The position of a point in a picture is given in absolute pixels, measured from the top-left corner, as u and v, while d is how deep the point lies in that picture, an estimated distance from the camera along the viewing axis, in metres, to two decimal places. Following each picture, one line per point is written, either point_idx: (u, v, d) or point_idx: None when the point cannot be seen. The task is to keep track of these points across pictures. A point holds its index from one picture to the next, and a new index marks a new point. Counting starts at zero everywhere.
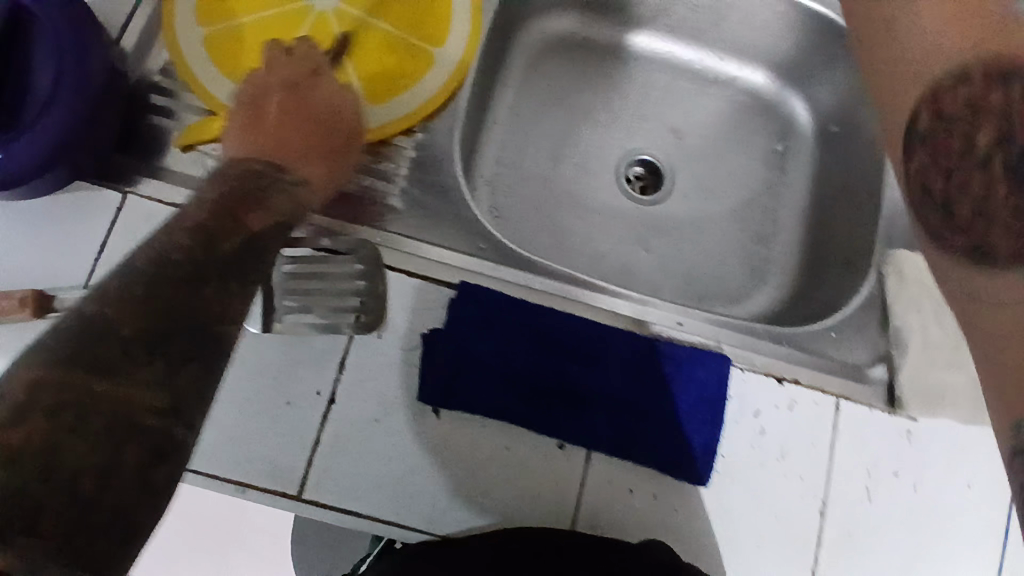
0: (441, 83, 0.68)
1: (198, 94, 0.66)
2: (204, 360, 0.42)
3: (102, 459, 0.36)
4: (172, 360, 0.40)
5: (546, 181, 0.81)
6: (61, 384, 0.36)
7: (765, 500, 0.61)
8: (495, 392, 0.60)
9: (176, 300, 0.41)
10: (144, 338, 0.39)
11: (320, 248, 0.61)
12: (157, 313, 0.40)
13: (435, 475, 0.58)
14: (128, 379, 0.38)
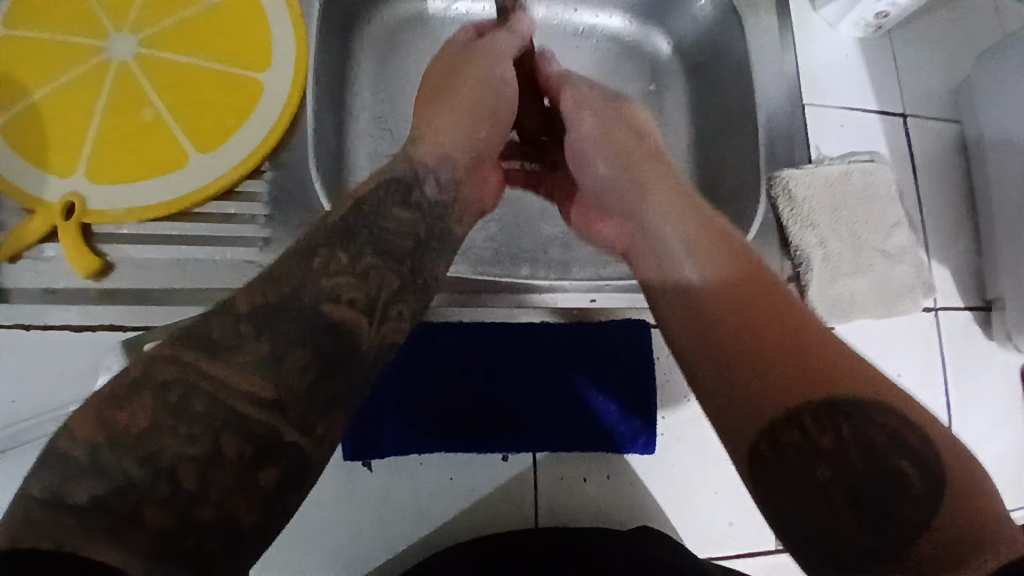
0: (279, 109, 0.61)
1: (3, 192, 0.57)
2: (255, 473, 0.35)
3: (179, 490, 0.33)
4: (247, 456, 0.35)
5: None
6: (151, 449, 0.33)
7: (711, 447, 0.63)
8: (421, 426, 0.57)
9: (220, 423, 0.35)
10: (225, 428, 0.34)
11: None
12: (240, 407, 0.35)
13: (385, 526, 0.56)
14: (205, 468, 0.33)
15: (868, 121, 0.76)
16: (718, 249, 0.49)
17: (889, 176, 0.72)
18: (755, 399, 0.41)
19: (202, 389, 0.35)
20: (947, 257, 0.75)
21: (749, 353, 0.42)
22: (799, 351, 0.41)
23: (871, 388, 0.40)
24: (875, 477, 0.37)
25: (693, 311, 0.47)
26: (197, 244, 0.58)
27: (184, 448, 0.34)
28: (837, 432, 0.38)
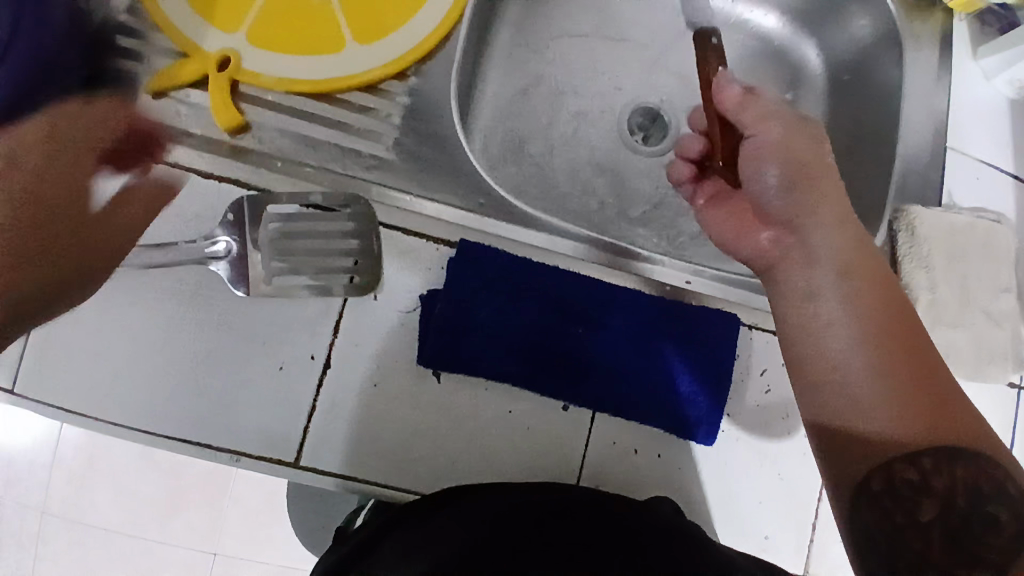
0: (436, 20, 0.62)
1: (167, 34, 0.60)
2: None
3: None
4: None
5: (546, 127, 0.75)
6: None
7: (768, 458, 0.61)
8: (497, 354, 0.58)
9: None
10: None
11: (311, 204, 0.56)
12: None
13: (439, 440, 0.57)
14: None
15: (1004, 181, 0.73)
16: (859, 300, 0.53)
17: (1010, 241, 0.70)
18: (880, 450, 0.49)
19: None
20: None
21: (877, 416, 0.49)
22: (920, 417, 0.48)
23: (979, 444, 0.48)
24: (973, 521, 0.47)
25: (824, 362, 0.52)
26: (333, 128, 0.60)
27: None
28: (941, 485, 0.48)
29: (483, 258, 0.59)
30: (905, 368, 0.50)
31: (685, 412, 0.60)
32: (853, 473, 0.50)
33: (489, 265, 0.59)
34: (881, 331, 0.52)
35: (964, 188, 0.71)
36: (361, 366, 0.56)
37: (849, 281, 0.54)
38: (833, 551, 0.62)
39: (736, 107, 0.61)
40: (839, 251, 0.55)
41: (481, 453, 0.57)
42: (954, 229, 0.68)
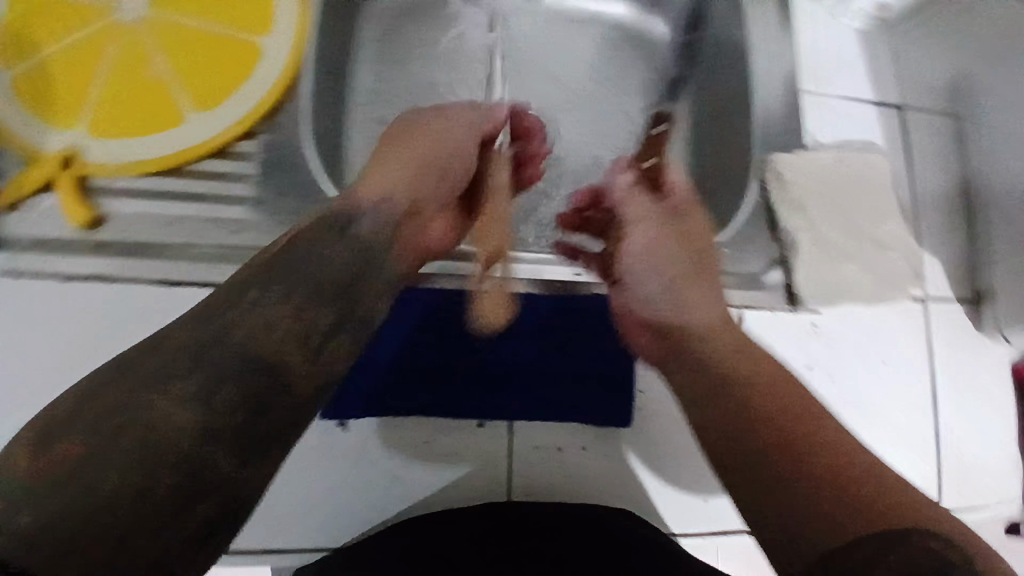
0: (274, 75, 0.63)
1: (6, 145, 0.59)
2: (178, 512, 0.31)
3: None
4: (183, 490, 0.31)
5: None
6: (70, 480, 0.29)
7: (689, 426, 0.63)
8: (400, 388, 0.58)
9: None
10: (158, 455, 0.31)
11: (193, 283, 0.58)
12: (181, 430, 0.32)
13: (360, 485, 0.57)
14: (141, 496, 0.30)
15: (866, 110, 0.75)
16: (769, 392, 0.47)
17: (882, 165, 0.72)
18: (811, 529, 0.38)
19: (144, 423, 0.32)
20: (942, 248, 0.74)
21: (781, 448, 0.43)
22: (846, 466, 0.40)
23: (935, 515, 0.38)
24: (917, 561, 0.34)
25: (754, 408, 0.46)
26: (191, 200, 0.60)
27: (176, 414, 0.32)
28: (889, 549, 0.35)
29: None
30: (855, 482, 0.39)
31: (597, 401, 0.61)
32: (772, 506, 0.41)
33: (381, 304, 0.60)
34: (789, 436, 0.43)
35: (827, 126, 0.73)
36: None
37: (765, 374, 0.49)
38: None
39: (623, 199, 0.60)
40: (724, 352, 0.52)
41: (404, 486, 0.58)
42: (822, 169, 0.70)
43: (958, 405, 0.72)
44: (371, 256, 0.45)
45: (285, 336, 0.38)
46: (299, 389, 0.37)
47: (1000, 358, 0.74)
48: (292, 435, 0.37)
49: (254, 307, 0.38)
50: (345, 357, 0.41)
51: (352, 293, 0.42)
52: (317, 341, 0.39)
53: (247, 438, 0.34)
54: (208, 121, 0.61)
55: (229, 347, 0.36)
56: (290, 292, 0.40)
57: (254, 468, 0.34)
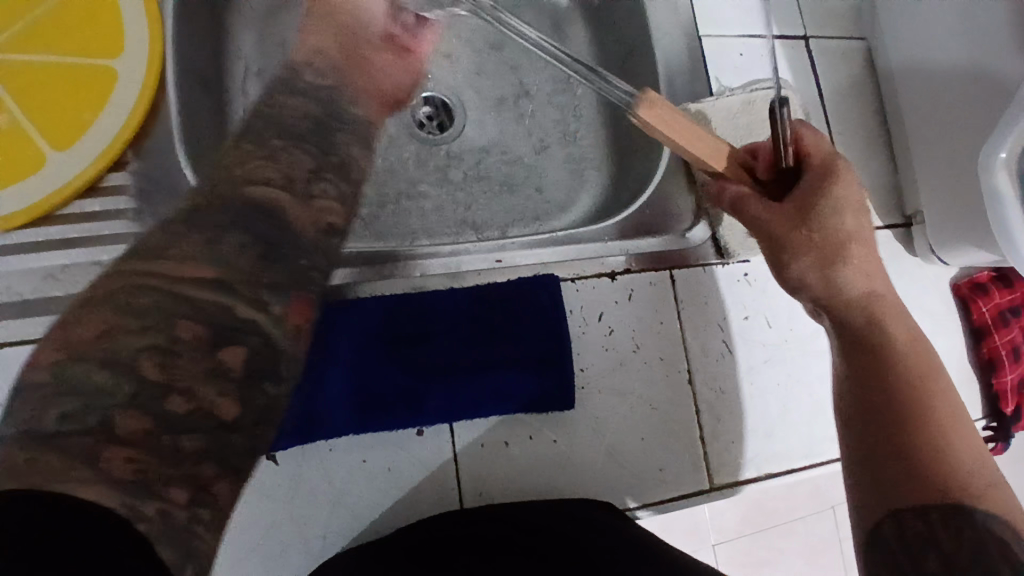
0: (133, 96, 0.58)
1: None
2: (215, 356, 0.36)
3: (123, 489, 0.32)
4: (208, 340, 0.36)
5: None
6: (98, 350, 0.34)
7: (634, 396, 0.62)
8: (328, 411, 0.55)
9: None
10: (180, 315, 0.36)
11: None
12: (196, 282, 0.37)
13: (302, 517, 0.54)
14: (165, 358, 0.35)
15: (770, 46, 0.73)
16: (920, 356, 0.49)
17: (793, 101, 0.71)
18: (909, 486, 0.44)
19: (150, 285, 0.37)
20: (865, 176, 0.74)
21: (897, 426, 0.46)
22: (986, 460, 0.46)
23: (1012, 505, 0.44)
24: (987, 545, 0.42)
25: (919, 369, 0.48)
26: (66, 248, 0.55)
27: (195, 272, 0.37)
28: (957, 510, 0.43)
29: None
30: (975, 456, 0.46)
31: (537, 389, 0.59)
32: (905, 468, 0.45)
33: None
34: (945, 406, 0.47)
35: (733, 70, 0.71)
36: None
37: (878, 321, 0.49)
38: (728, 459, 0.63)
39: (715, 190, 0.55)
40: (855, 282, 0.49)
41: (348, 511, 0.55)
42: (732, 114, 0.68)
43: None
44: (319, 120, 0.52)
45: (262, 182, 0.44)
46: (302, 233, 0.44)
47: (935, 278, 0.74)
48: (308, 274, 0.42)
49: (230, 174, 0.44)
50: (329, 203, 0.46)
51: (315, 141, 0.50)
52: (297, 185, 0.45)
53: (258, 277, 0.39)
54: (73, 159, 0.57)
55: (229, 207, 0.41)
56: (255, 154, 0.45)
57: (283, 302, 0.40)
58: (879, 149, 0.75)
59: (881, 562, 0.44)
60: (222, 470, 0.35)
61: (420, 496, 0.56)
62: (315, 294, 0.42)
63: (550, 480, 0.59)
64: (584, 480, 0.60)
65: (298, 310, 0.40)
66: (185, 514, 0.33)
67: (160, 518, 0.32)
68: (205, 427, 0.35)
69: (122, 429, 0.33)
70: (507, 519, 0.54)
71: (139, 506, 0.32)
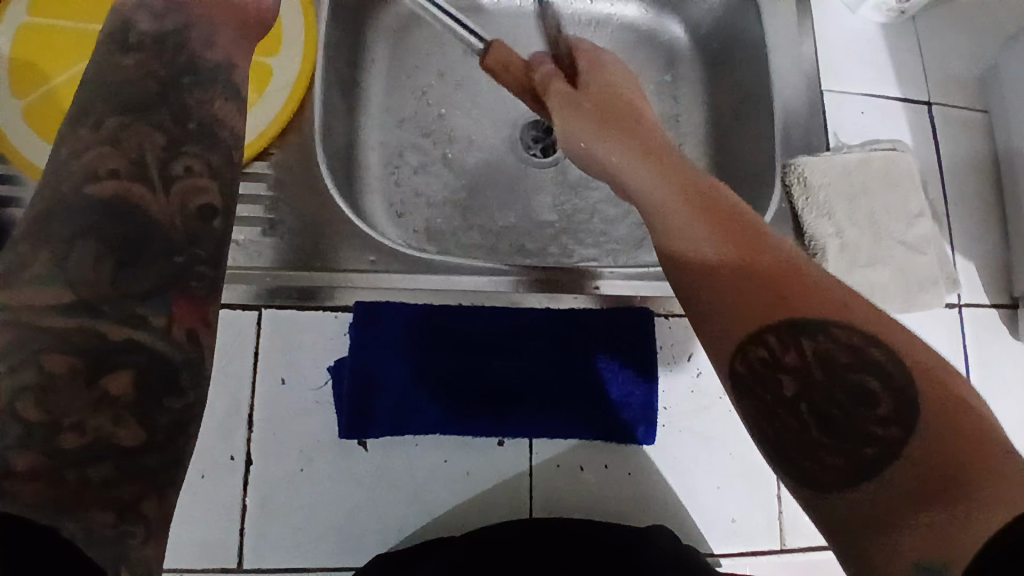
0: (284, 93, 0.63)
1: (22, 171, 0.59)
2: (96, 384, 0.35)
3: (39, 509, 0.31)
4: (79, 369, 0.34)
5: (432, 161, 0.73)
6: None
7: (715, 440, 0.61)
8: (419, 408, 0.57)
9: None
10: (43, 350, 0.34)
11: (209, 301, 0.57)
12: (48, 309, 0.35)
13: (382, 509, 0.56)
14: (41, 395, 0.33)
15: (892, 108, 0.73)
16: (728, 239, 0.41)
17: (912, 165, 0.69)
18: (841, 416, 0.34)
19: (18, 321, 0.34)
20: (973, 251, 0.72)
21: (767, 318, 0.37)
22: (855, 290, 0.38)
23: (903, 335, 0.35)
24: (842, 395, 0.34)
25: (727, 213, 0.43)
26: None
27: (43, 296, 0.35)
28: (793, 340, 0.36)
29: (390, 317, 0.58)
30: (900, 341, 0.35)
31: (620, 419, 0.59)
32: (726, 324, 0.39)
33: (398, 323, 0.58)
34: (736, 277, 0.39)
35: (852, 127, 0.71)
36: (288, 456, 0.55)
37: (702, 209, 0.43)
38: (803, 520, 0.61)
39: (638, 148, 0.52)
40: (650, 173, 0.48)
41: (427, 508, 0.56)
42: (848, 171, 0.67)
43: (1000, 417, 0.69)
44: (165, 78, 0.45)
45: (107, 176, 0.40)
46: (162, 221, 0.40)
47: None
48: (189, 267, 0.39)
49: (66, 168, 0.40)
50: (196, 180, 0.42)
51: (167, 109, 0.43)
52: (149, 170, 0.41)
53: (121, 291, 0.37)
54: None
55: (75, 212, 0.38)
56: (92, 143, 0.41)
57: (163, 309, 0.37)
58: (994, 225, 0.73)
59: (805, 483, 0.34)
60: (142, 488, 0.34)
61: (494, 506, 0.58)
62: (199, 287, 0.39)
63: (620, 511, 0.59)
64: (655, 517, 0.59)
65: (181, 311, 0.38)
66: (112, 532, 0.32)
67: (82, 533, 0.31)
68: (106, 455, 0.34)
69: (14, 468, 0.32)
70: (557, 526, 0.56)
71: (59, 523, 0.31)
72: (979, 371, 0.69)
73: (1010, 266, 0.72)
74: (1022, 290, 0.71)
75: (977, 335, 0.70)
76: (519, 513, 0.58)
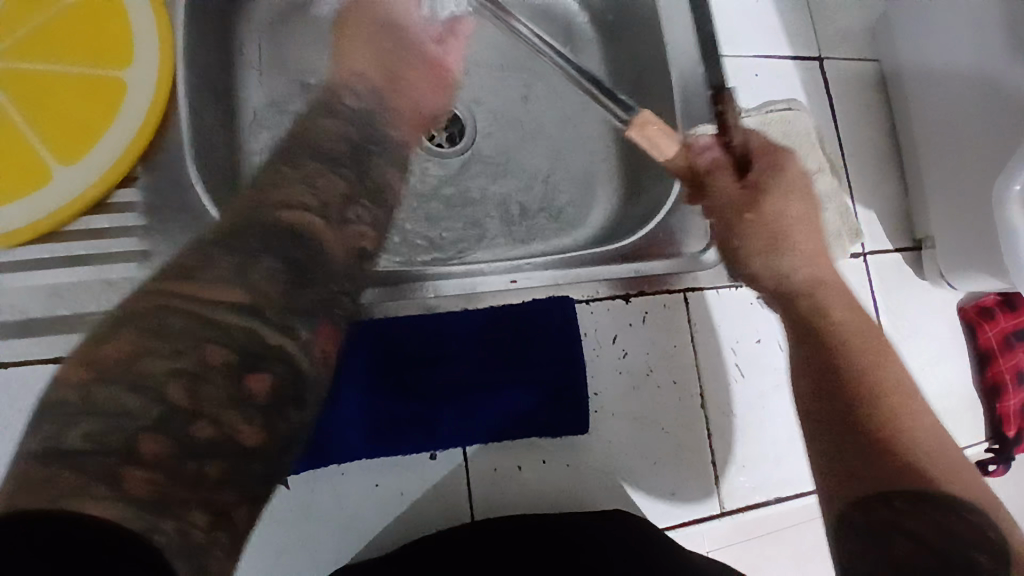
0: (144, 111, 0.57)
1: None
2: (240, 382, 0.41)
3: (140, 509, 0.36)
4: (234, 365, 0.41)
5: None
6: (130, 371, 0.39)
7: (647, 419, 0.61)
8: (341, 434, 0.54)
9: None
10: (209, 341, 0.41)
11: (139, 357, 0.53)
12: (224, 307, 0.42)
13: (313, 543, 0.53)
14: (194, 382, 0.40)
15: (786, 67, 0.73)
16: (854, 337, 0.49)
17: (810, 123, 0.70)
18: (871, 471, 0.44)
19: (183, 310, 0.41)
20: (875, 198, 0.74)
21: (846, 405, 0.46)
22: (925, 440, 0.45)
23: (966, 481, 0.45)
24: (950, 543, 0.42)
25: (876, 374, 0.47)
26: (75, 266, 0.54)
27: (216, 291, 0.42)
28: (921, 514, 0.42)
29: None
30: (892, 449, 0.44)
31: (550, 410, 0.58)
32: (875, 478, 0.44)
33: None
34: (863, 389, 0.46)
35: (751, 89, 0.71)
36: None
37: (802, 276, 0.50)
38: (738, 483, 0.63)
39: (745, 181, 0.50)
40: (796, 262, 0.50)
41: (362, 534, 0.54)
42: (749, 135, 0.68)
43: (910, 355, 0.72)
44: (355, 142, 0.57)
45: (296, 209, 0.48)
46: (337, 258, 0.49)
47: (943, 302, 0.74)
48: (339, 296, 0.48)
49: (263, 200, 0.48)
50: (366, 228, 0.53)
51: (354, 168, 0.55)
52: (331, 212, 0.50)
53: (289, 307, 0.44)
54: (81, 172, 0.55)
55: (265, 231, 0.46)
56: (295, 180, 0.50)
57: (310, 328, 0.45)
58: (890, 172, 0.76)
59: (850, 550, 0.44)
60: (236, 497, 0.41)
61: (432, 518, 0.56)
62: (339, 318, 0.47)
63: (561, 502, 0.59)
64: (597, 503, 0.59)
65: (323, 339, 0.45)
66: (203, 539, 0.38)
67: (176, 535, 0.37)
68: (226, 453, 0.40)
69: (144, 452, 0.38)
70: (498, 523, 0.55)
71: (154, 531, 0.36)
72: (889, 315, 0.72)
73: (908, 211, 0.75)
74: (920, 233, 0.74)
75: (884, 280, 0.73)
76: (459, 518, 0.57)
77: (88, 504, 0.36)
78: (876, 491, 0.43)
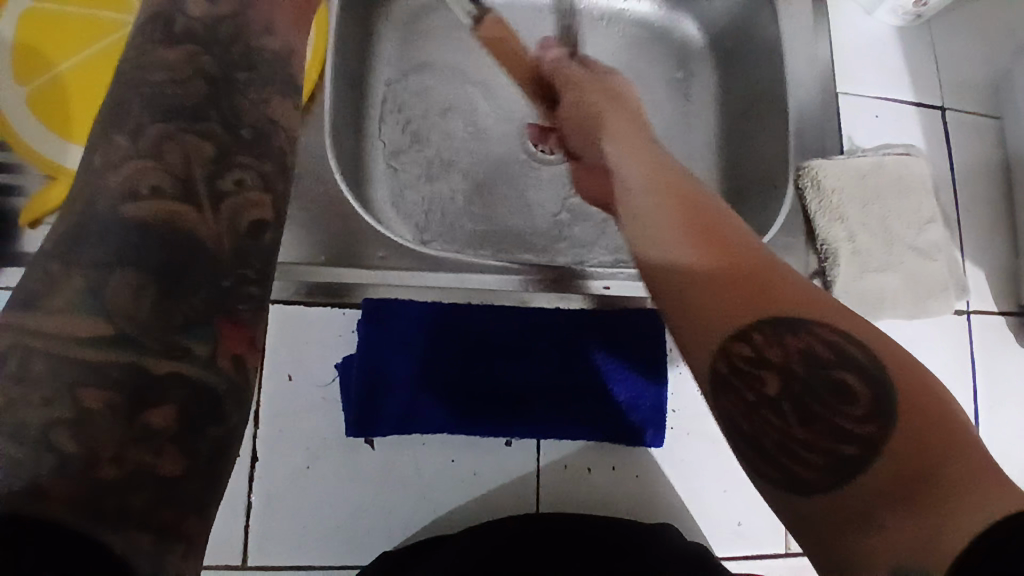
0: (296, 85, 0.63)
1: (29, 158, 0.58)
2: (136, 418, 0.31)
3: (85, 516, 0.29)
4: (120, 406, 0.31)
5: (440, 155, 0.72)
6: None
7: (722, 442, 0.61)
8: (426, 407, 0.56)
9: None
10: (77, 381, 0.31)
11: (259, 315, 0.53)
12: (86, 338, 0.31)
13: (386, 507, 0.55)
14: (76, 428, 0.30)
15: (906, 112, 0.72)
16: (695, 215, 0.43)
17: (926, 170, 0.69)
18: (713, 334, 0.37)
19: (46, 347, 0.31)
20: (983, 257, 0.71)
21: (735, 290, 0.37)
22: (895, 341, 0.35)
23: (871, 331, 0.35)
24: (822, 387, 0.34)
25: (733, 254, 0.39)
26: None
27: (73, 321, 0.31)
28: (827, 429, 0.33)
29: (398, 317, 0.57)
30: (791, 335, 0.35)
31: (628, 418, 0.59)
32: (681, 303, 0.39)
33: (405, 322, 0.57)
34: (722, 270, 0.38)
35: (866, 130, 0.70)
36: (294, 452, 0.55)
37: (636, 163, 0.49)
38: None
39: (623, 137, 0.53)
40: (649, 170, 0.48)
41: (432, 507, 0.56)
42: (860, 175, 0.67)
43: (1005, 424, 0.68)
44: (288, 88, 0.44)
45: (148, 193, 0.34)
46: (218, 244, 0.35)
47: None
48: (240, 288, 0.35)
49: (99, 180, 0.34)
50: (251, 194, 0.37)
51: (217, 114, 0.38)
52: (197, 186, 0.36)
53: (163, 320, 0.33)
54: None
55: (111, 231, 0.33)
56: (128, 150, 0.35)
57: (208, 337, 0.34)
58: (1004, 232, 0.73)
59: (807, 512, 0.32)
60: (187, 511, 0.32)
61: (500, 503, 0.57)
62: (249, 311, 0.35)
63: (624, 510, 0.59)
64: (661, 517, 0.59)
65: (229, 341, 0.34)
66: (152, 548, 0.30)
67: (125, 552, 0.29)
68: (143, 487, 0.31)
69: (52, 495, 0.29)
70: (570, 524, 0.55)
71: (104, 536, 0.29)
72: (986, 379, 0.69)
73: (1020, 275, 0.71)
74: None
75: (984, 341, 0.69)
76: (527, 508, 0.58)
77: (53, 504, 0.28)
78: (745, 394, 0.35)
